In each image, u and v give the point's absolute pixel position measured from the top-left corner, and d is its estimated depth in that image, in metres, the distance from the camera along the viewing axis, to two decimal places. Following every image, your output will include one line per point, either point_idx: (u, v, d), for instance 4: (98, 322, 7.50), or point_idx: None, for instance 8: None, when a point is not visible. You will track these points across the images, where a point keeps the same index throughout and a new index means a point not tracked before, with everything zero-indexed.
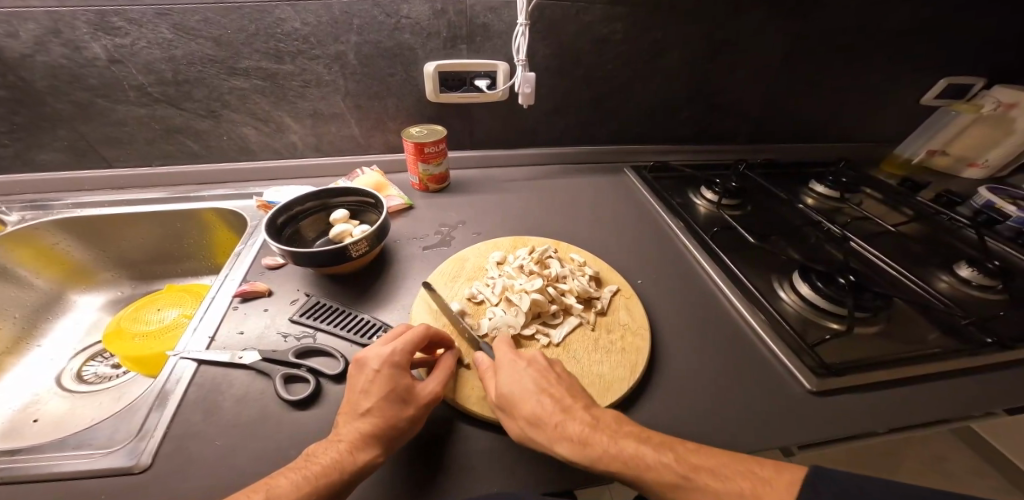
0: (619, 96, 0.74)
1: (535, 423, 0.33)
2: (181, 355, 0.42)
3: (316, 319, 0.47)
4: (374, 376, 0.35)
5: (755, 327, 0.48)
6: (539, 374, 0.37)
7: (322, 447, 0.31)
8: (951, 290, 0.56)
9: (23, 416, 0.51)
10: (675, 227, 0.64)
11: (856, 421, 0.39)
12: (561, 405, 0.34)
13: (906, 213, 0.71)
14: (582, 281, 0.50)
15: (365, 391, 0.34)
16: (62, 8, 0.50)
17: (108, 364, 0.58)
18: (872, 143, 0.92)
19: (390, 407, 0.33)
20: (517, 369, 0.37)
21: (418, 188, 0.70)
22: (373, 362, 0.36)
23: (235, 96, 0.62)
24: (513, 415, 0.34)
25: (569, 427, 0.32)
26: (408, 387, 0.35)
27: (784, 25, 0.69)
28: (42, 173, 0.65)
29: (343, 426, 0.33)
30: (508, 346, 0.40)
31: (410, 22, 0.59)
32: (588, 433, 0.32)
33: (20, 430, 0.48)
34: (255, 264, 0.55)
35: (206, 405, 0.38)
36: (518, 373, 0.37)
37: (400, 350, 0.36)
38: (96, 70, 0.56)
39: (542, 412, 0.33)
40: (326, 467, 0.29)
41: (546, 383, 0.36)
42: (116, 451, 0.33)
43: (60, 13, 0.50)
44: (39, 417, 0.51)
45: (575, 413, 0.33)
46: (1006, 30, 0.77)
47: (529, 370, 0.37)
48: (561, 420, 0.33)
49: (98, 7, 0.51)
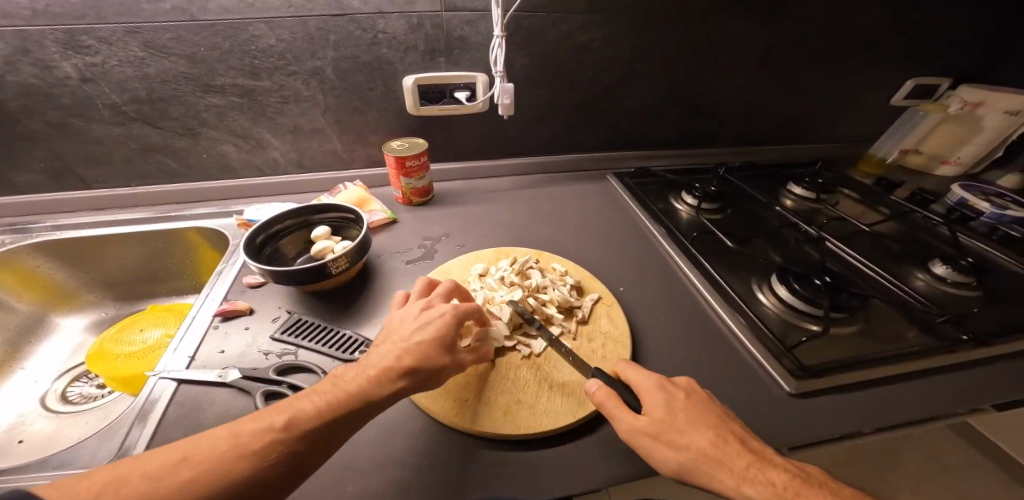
0: (600, 104, 0.75)
1: (721, 461, 0.30)
2: (161, 375, 0.41)
3: (297, 337, 0.47)
4: (429, 323, 0.36)
5: (735, 331, 0.49)
6: (701, 407, 0.34)
7: (353, 372, 0.33)
8: (927, 288, 0.58)
9: (9, 437, 0.49)
10: (656, 234, 0.65)
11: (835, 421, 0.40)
12: (743, 448, 0.31)
13: (882, 212, 0.73)
14: (562, 291, 0.50)
15: (409, 329, 0.36)
16: (30, 27, 0.49)
17: (93, 384, 0.57)
18: (848, 144, 0.94)
19: (432, 356, 0.34)
20: (675, 400, 0.34)
21: (401, 202, 0.70)
22: (438, 311, 0.37)
23: (212, 113, 0.62)
24: (681, 446, 0.31)
25: (696, 440, 0.31)
26: (452, 342, 0.36)
27: (756, 29, 0.71)
28: (17, 195, 0.64)
29: (381, 357, 0.34)
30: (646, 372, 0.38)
31: (386, 37, 0.59)
32: (722, 452, 0.30)
33: (5, 452, 0.47)
34: (237, 283, 0.54)
35: (186, 424, 0.37)
36: (680, 403, 0.34)
37: (462, 308, 0.38)
38: (68, 89, 0.55)
39: (725, 450, 0.30)
40: (353, 392, 0.31)
41: (716, 419, 0.33)
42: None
43: (27, 32, 0.50)
44: (24, 438, 0.49)
45: (702, 425, 0.32)
46: (975, 32, 0.79)
47: (686, 401, 0.34)
48: (685, 433, 0.32)
49: (67, 25, 0.50)
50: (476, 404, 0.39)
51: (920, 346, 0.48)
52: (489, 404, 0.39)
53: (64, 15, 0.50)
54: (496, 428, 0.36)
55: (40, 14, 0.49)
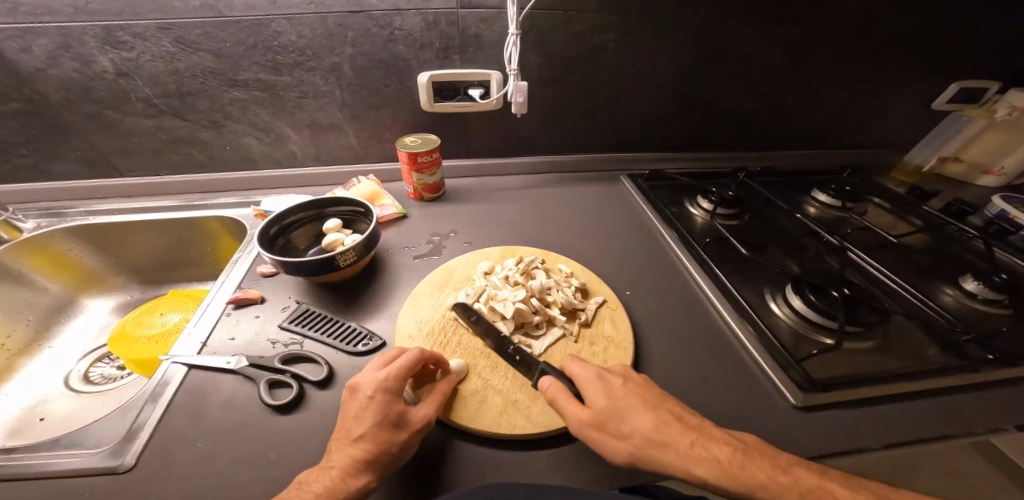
0: (615, 103, 0.73)
1: (659, 445, 0.32)
2: (173, 359, 0.45)
3: (304, 327, 0.49)
4: (367, 403, 0.35)
5: (743, 339, 0.48)
6: (642, 391, 0.36)
7: (315, 475, 0.31)
8: (956, 304, 0.54)
9: (31, 415, 0.54)
10: (667, 238, 0.64)
11: (839, 438, 0.39)
12: (686, 426, 0.33)
13: (914, 223, 0.68)
14: (566, 293, 0.50)
15: (358, 417, 0.34)
16: (71, 23, 0.52)
17: (114, 365, 0.62)
18: (880, 150, 0.90)
19: (384, 434, 0.33)
20: (620, 390, 0.36)
21: (413, 197, 0.71)
22: (366, 389, 0.35)
23: (236, 107, 0.64)
24: (625, 435, 0.32)
25: (638, 427, 0.33)
26: (400, 413, 0.34)
27: (784, 28, 0.68)
28: (56, 182, 0.68)
29: (336, 451, 0.33)
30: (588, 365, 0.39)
31: (403, 34, 0.60)
32: (665, 430, 0.32)
33: (27, 428, 0.52)
34: (251, 271, 0.57)
35: (192, 408, 0.40)
36: (620, 394, 0.35)
37: (393, 375, 0.36)
38: (104, 83, 0.58)
39: (665, 433, 0.32)
40: (317, 496, 0.29)
41: (657, 402, 0.35)
42: (102, 452, 0.36)
43: (69, 29, 0.53)
44: (45, 416, 0.54)
45: (643, 410, 0.34)
46: (1006, 28, 0.73)
47: (630, 388, 0.36)
48: (627, 420, 0.33)
49: (105, 22, 0.53)
50: (474, 401, 0.39)
51: (940, 364, 0.46)
52: (486, 402, 0.39)
53: (103, 12, 0.52)
54: (491, 427, 0.37)
55: (82, 11, 0.52)
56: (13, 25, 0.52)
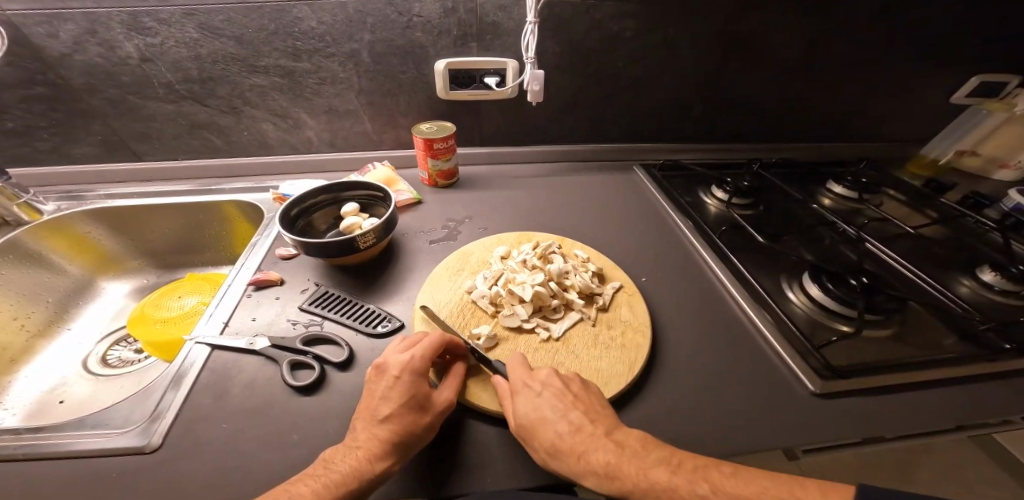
0: (629, 94, 0.73)
1: (557, 454, 0.32)
2: (196, 340, 0.46)
3: (324, 309, 0.49)
4: (393, 383, 0.36)
5: (760, 327, 0.48)
6: (557, 399, 0.36)
7: (340, 454, 0.32)
8: (972, 294, 0.54)
9: (51, 398, 0.55)
10: (682, 226, 0.64)
11: (854, 424, 0.39)
12: (582, 435, 0.33)
13: (930, 215, 0.68)
14: (584, 277, 0.50)
15: (384, 397, 0.35)
16: (99, 9, 0.53)
17: (131, 349, 0.62)
18: (892, 144, 0.89)
19: (410, 415, 0.34)
20: (535, 396, 0.36)
21: (427, 183, 0.71)
22: (394, 368, 0.37)
23: (255, 93, 0.64)
24: (535, 445, 0.33)
25: (542, 441, 0.33)
26: (425, 395, 0.36)
27: (803, 19, 0.68)
28: (76, 166, 0.69)
29: (361, 431, 0.33)
30: (523, 368, 0.39)
31: (422, 20, 0.60)
32: (568, 443, 0.33)
33: (47, 411, 0.52)
34: (270, 254, 0.57)
35: (216, 389, 0.41)
36: (534, 401, 0.35)
37: (419, 357, 0.37)
38: (128, 68, 0.59)
39: (565, 444, 0.32)
40: (345, 474, 0.30)
41: (565, 409, 0.34)
42: (128, 432, 0.37)
43: (96, 14, 0.54)
44: (64, 399, 0.55)
45: (550, 422, 0.33)
46: None
47: (545, 396, 0.36)
48: (535, 434, 0.34)
49: (132, 8, 0.54)
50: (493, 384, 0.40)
51: (959, 353, 0.46)
52: None
53: None
54: None
55: None
56: (42, 10, 0.53)
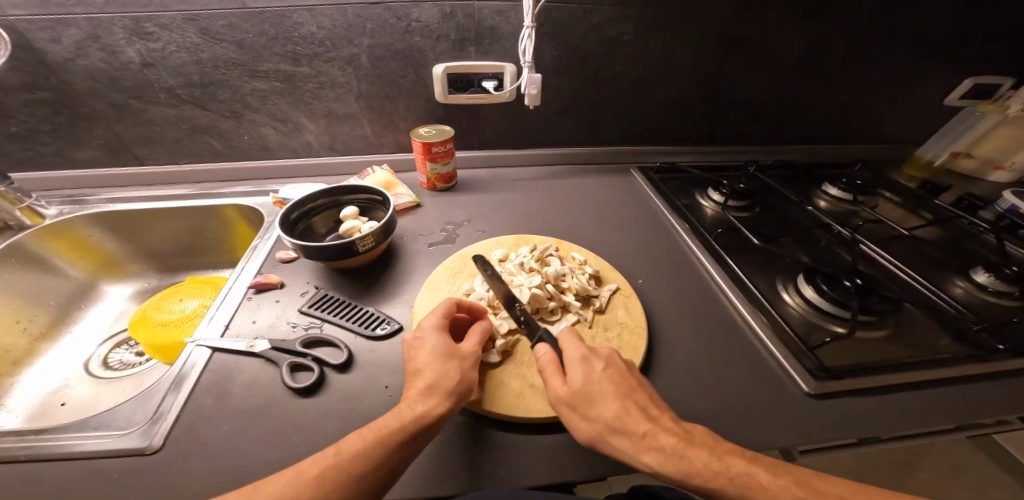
0: (626, 97, 0.74)
1: (617, 427, 0.33)
2: (197, 343, 0.46)
3: (323, 311, 0.50)
4: (415, 343, 0.40)
5: (755, 328, 0.49)
6: (620, 379, 0.36)
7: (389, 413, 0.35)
8: (966, 296, 0.55)
9: (53, 400, 0.55)
10: (678, 228, 0.64)
11: (847, 423, 0.39)
12: (645, 415, 0.33)
13: (925, 216, 0.68)
14: (581, 279, 0.51)
15: (412, 356, 0.39)
16: (101, 14, 0.54)
17: (132, 352, 0.63)
18: (888, 146, 0.90)
19: (436, 360, 0.37)
20: (596, 372, 0.37)
21: (426, 187, 0.72)
22: (411, 333, 0.41)
23: (256, 97, 0.65)
24: (591, 416, 0.34)
25: (603, 411, 0.34)
26: (447, 344, 0.39)
27: (797, 23, 0.68)
28: (78, 169, 0.69)
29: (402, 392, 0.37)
30: (579, 344, 0.40)
31: (420, 25, 0.60)
32: (629, 416, 0.33)
33: (49, 413, 0.53)
34: (270, 258, 0.58)
35: (216, 390, 0.42)
36: (598, 375, 0.36)
37: (431, 318, 0.42)
38: (130, 73, 0.60)
39: (626, 418, 0.33)
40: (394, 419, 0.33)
41: (630, 391, 0.35)
42: (131, 433, 0.37)
43: (98, 19, 0.54)
44: (66, 401, 0.55)
45: (614, 396, 0.34)
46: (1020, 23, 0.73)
47: (608, 374, 0.36)
48: (596, 405, 0.34)
49: (133, 13, 0.54)
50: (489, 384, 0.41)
51: (953, 354, 0.46)
52: (501, 385, 0.41)
53: (131, 3, 0.54)
54: (507, 408, 0.38)
55: (112, 3, 0.53)
56: (45, 16, 0.53)
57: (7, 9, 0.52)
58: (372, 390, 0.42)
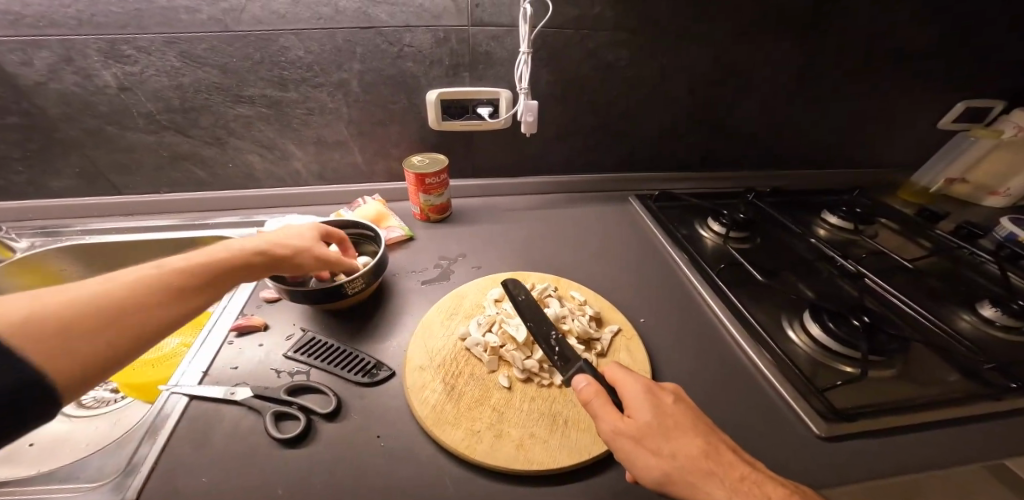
0: (623, 123, 0.73)
1: (697, 468, 0.29)
2: (173, 389, 0.43)
3: (310, 356, 0.47)
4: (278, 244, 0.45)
5: (760, 366, 0.47)
6: (690, 413, 0.33)
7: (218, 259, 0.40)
8: (971, 330, 0.54)
9: (19, 440, 0.51)
10: (678, 261, 0.63)
11: (864, 470, 0.38)
12: (727, 457, 0.30)
13: (924, 244, 0.69)
14: (581, 321, 0.49)
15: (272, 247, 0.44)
16: (75, 36, 0.51)
17: (108, 388, 0.59)
18: (884, 169, 0.90)
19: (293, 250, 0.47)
20: (662, 403, 0.33)
21: (419, 218, 0.70)
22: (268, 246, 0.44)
23: (240, 123, 0.62)
24: (662, 453, 0.30)
25: (683, 448, 0.30)
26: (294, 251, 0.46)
27: (796, 45, 0.68)
28: (51, 199, 0.66)
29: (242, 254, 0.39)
30: (635, 374, 0.37)
31: (412, 50, 0.58)
32: (704, 455, 0.29)
33: (15, 455, 0.49)
34: (254, 296, 0.55)
35: (194, 440, 0.39)
36: (665, 407, 0.33)
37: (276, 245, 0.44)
38: (106, 97, 0.57)
39: (704, 458, 0.29)
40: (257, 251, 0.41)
41: (704, 428, 0.32)
42: (99, 487, 0.35)
43: (72, 42, 0.51)
44: (35, 441, 0.51)
45: (691, 432, 0.31)
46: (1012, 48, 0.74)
47: (675, 407, 0.33)
48: (669, 440, 0.31)
49: (110, 35, 0.51)
50: (489, 435, 0.39)
51: (961, 392, 0.45)
52: (501, 436, 0.39)
53: (108, 25, 0.51)
54: (508, 462, 0.36)
55: (87, 24, 0.50)
56: (14, 38, 0.50)
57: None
58: (362, 442, 0.39)
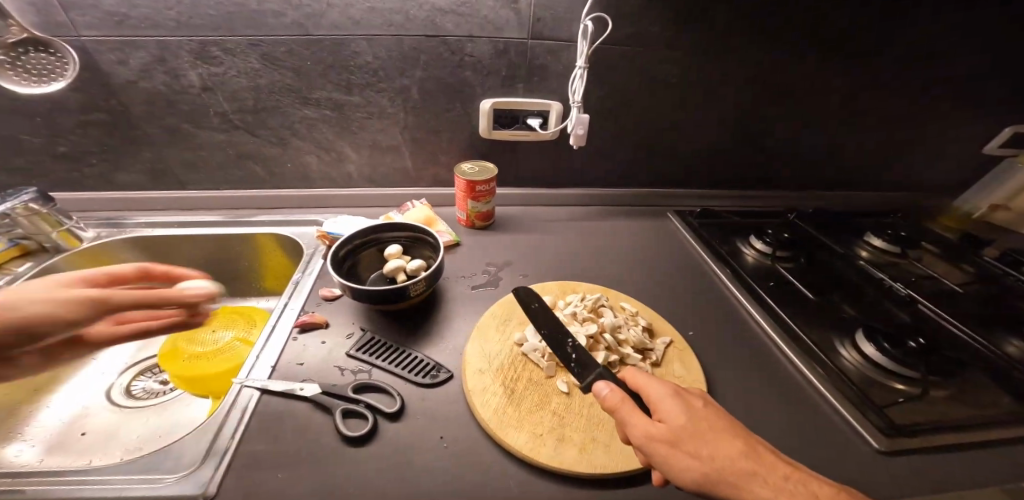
0: (668, 138, 0.74)
1: (736, 469, 0.29)
2: (244, 384, 0.44)
3: (371, 355, 0.48)
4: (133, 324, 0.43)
5: (812, 380, 0.47)
6: (719, 416, 0.33)
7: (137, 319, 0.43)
8: (1022, 354, 0.54)
9: (73, 429, 0.52)
10: (722, 277, 0.64)
11: (928, 488, 0.38)
12: (765, 458, 0.30)
13: (967, 269, 0.69)
14: (636, 332, 0.50)
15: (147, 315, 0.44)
16: (170, 37, 0.54)
17: (157, 380, 0.61)
18: (919, 193, 0.90)
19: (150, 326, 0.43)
20: (691, 406, 0.33)
21: (465, 223, 0.71)
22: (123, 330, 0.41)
23: (304, 125, 0.64)
24: (698, 455, 0.30)
25: (719, 450, 0.30)
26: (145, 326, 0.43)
27: (848, 65, 0.68)
28: (118, 192, 0.68)
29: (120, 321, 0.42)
30: (662, 380, 0.37)
31: (473, 60, 0.60)
32: (742, 456, 0.30)
33: (69, 444, 0.50)
34: (313, 294, 0.57)
35: (267, 436, 0.40)
36: (695, 410, 0.33)
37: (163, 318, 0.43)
38: (188, 97, 0.59)
39: (742, 459, 0.29)
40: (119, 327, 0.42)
41: (736, 430, 0.32)
42: (184, 477, 0.35)
43: (167, 42, 0.54)
44: (87, 430, 0.53)
45: (725, 434, 0.31)
46: None
47: (705, 410, 0.33)
48: (706, 442, 0.30)
49: (202, 37, 0.54)
50: (552, 438, 0.39)
51: (1020, 416, 0.45)
52: (565, 440, 0.39)
53: (202, 28, 0.53)
54: (573, 465, 0.37)
55: (183, 26, 0.53)
56: (114, 37, 0.53)
57: (80, 29, 0.51)
58: (428, 443, 0.40)
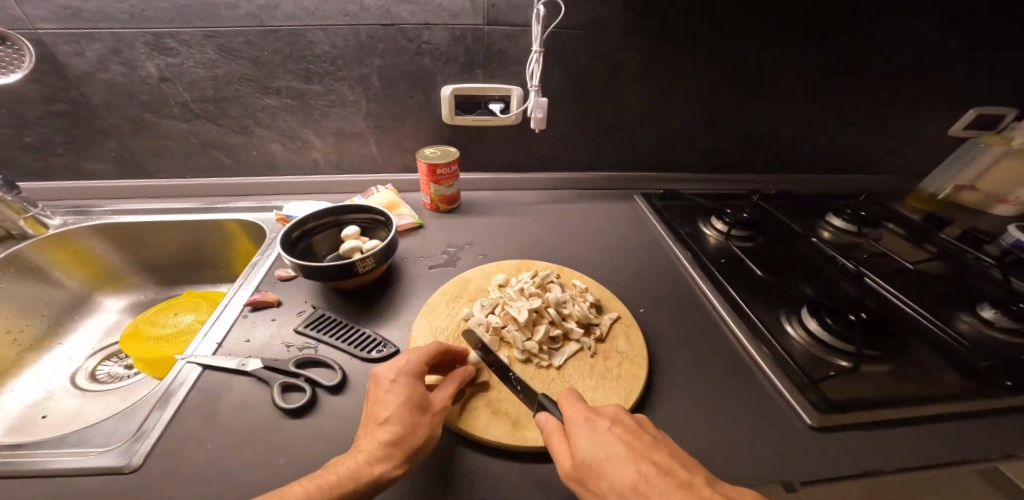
0: (631, 123, 0.74)
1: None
2: (189, 359, 0.45)
3: (320, 332, 0.49)
4: None
5: (754, 355, 0.48)
6: (629, 435, 0.32)
7: None
8: (972, 330, 0.54)
9: (34, 412, 0.54)
10: (680, 257, 0.64)
11: (856, 459, 0.38)
12: (671, 480, 0.28)
13: (928, 249, 0.69)
14: (582, 307, 0.51)
15: None
16: (125, 29, 0.54)
17: (122, 364, 0.62)
18: (890, 176, 0.90)
19: None
20: (599, 432, 0.32)
21: (429, 208, 0.72)
22: None
23: (266, 113, 0.65)
24: (599, 489, 0.29)
25: (618, 479, 0.28)
26: None
27: (808, 49, 0.68)
28: (86, 182, 0.69)
29: None
30: (578, 401, 0.35)
31: (430, 47, 0.61)
32: (642, 485, 0.28)
33: (28, 427, 0.51)
34: (270, 275, 0.58)
35: (205, 408, 0.40)
36: (602, 436, 0.31)
37: None
38: (148, 87, 0.60)
39: (640, 486, 0.28)
40: None
41: (644, 450, 0.30)
42: (112, 449, 0.36)
43: (122, 34, 0.55)
44: (48, 414, 0.54)
45: (626, 458, 0.29)
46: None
47: (613, 431, 0.32)
48: (606, 473, 0.29)
49: (156, 29, 0.55)
50: (486, 411, 0.40)
51: (958, 390, 0.45)
52: (499, 412, 0.40)
53: (155, 19, 0.54)
54: (501, 437, 0.37)
55: (136, 18, 0.54)
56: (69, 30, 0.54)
57: (35, 22, 0.52)
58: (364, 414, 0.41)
